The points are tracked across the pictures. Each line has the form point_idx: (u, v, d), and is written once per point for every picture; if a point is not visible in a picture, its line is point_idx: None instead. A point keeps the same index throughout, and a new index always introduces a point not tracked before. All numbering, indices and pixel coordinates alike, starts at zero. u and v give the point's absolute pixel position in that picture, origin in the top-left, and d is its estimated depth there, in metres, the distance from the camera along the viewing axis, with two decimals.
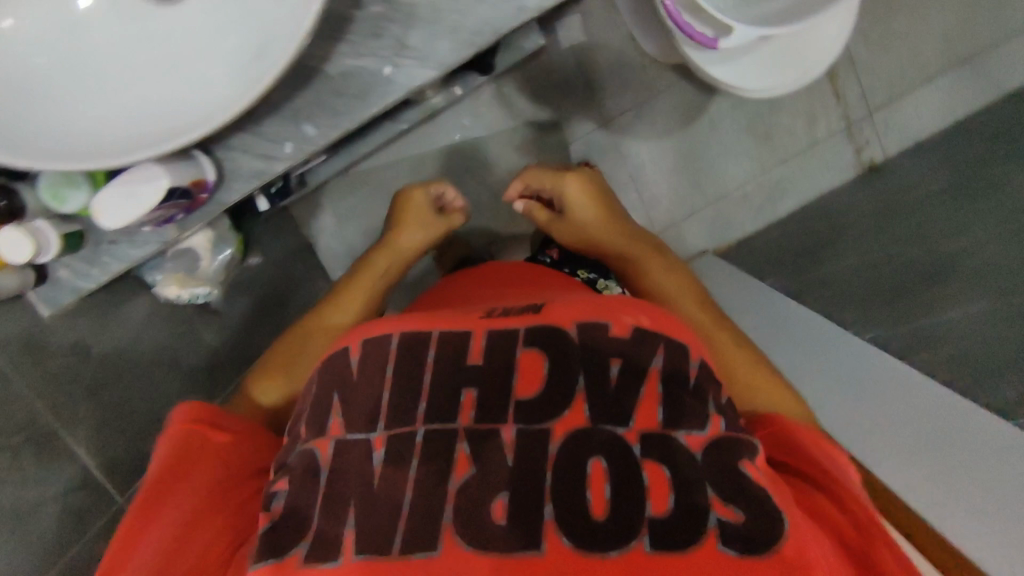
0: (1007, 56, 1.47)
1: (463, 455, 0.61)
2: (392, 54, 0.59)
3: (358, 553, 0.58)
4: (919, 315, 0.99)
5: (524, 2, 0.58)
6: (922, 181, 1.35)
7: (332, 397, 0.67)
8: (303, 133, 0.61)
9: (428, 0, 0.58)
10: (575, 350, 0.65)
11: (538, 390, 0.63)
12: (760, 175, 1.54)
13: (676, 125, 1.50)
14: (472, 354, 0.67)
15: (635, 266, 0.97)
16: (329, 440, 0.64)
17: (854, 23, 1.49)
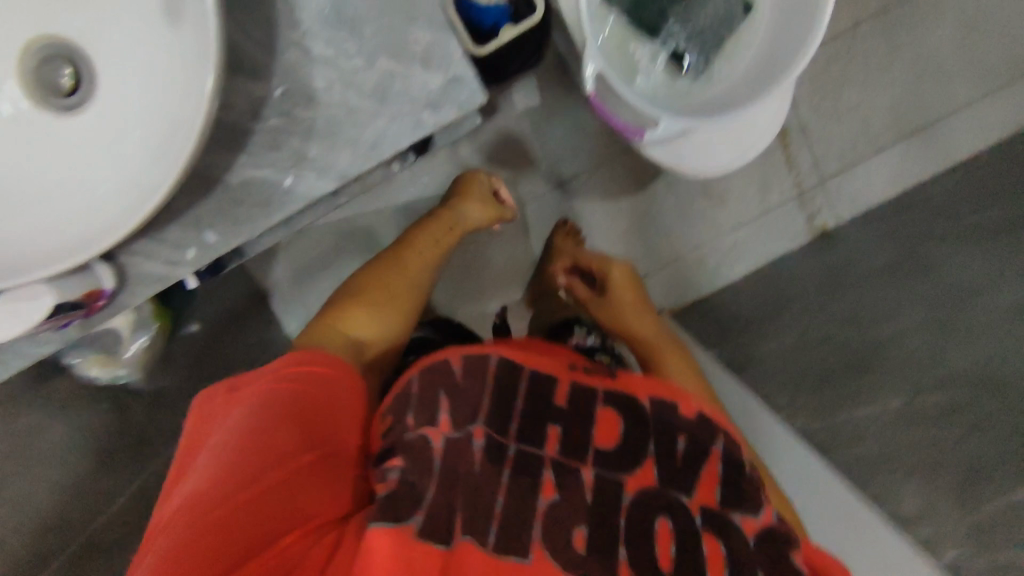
0: (956, 128, 1.49)
1: (510, 460, 0.79)
2: (291, 167, 0.60)
3: (463, 535, 0.69)
4: (846, 405, 1.04)
5: (421, 119, 0.59)
6: (868, 255, 1.36)
7: (440, 398, 0.82)
8: (204, 240, 0.62)
9: (325, 116, 0.59)
10: (648, 421, 0.85)
11: (613, 444, 0.83)
12: (714, 239, 1.56)
13: (631, 189, 1.53)
14: (561, 395, 0.87)
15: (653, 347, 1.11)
16: (438, 436, 0.78)
17: (807, 94, 1.51)
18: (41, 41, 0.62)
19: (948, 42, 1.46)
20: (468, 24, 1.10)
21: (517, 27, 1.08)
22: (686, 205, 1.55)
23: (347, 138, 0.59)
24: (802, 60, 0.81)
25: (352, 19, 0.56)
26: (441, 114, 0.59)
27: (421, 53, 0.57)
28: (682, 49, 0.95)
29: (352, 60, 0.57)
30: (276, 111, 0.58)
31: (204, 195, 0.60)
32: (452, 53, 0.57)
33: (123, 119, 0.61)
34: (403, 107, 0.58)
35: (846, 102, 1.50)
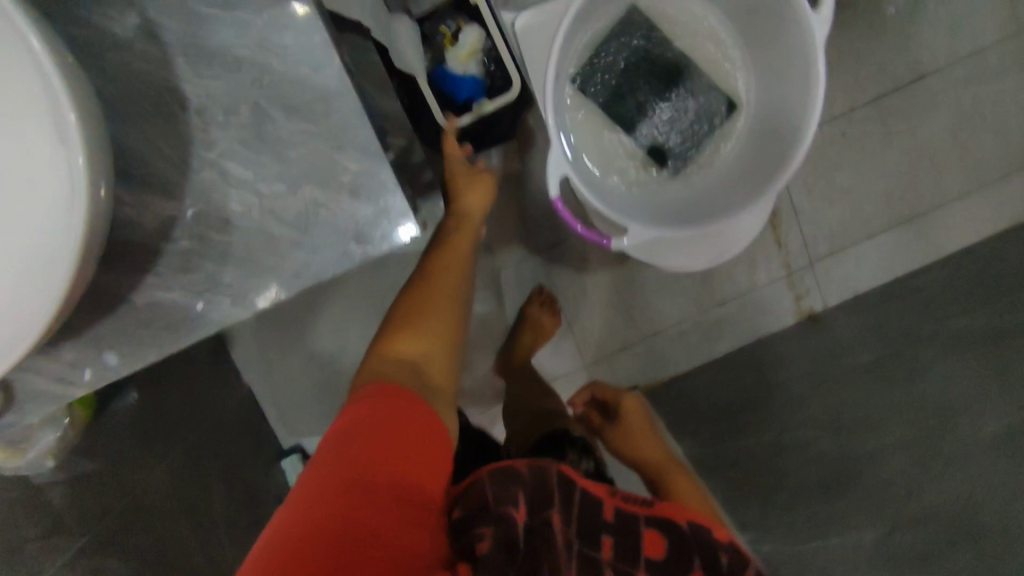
0: (948, 219, 1.45)
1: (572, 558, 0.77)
2: (204, 290, 0.55)
3: None
4: (828, 532, 1.00)
5: (347, 250, 0.54)
6: (849, 347, 1.28)
7: (511, 488, 0.75)
8: (105, 361, 0.56)
9: (242, 242, 0.54)
10: (694, 539, 0.82)
11: (662, 554, 0.80)
12: (696, 315, 1.50)
13: (612, 260, 1.46)
14: (608, 511, 0.83)
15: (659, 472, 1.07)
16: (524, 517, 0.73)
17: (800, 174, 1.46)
18: None
19: (944, 130, 1.42)
20: (442, 96, 1.06)
21: (494, 103, 1.04)
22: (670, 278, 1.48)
23: (264, 265, 0.55)
24: (783, 177, 0.77)
25: (275, 142, 0.52)
26: (369, 245, 0.54)
27: (349, 183, 0.53)
28: (661, 144, 0.89)
29: (273, 185, 0.53)
30: (189, 233, 0.54)
31: (104, 314, 0.55)
32: (384, 182, 0.53)
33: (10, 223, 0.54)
34: (328, 237, 0.54)
35: (840, 184, 1.45)
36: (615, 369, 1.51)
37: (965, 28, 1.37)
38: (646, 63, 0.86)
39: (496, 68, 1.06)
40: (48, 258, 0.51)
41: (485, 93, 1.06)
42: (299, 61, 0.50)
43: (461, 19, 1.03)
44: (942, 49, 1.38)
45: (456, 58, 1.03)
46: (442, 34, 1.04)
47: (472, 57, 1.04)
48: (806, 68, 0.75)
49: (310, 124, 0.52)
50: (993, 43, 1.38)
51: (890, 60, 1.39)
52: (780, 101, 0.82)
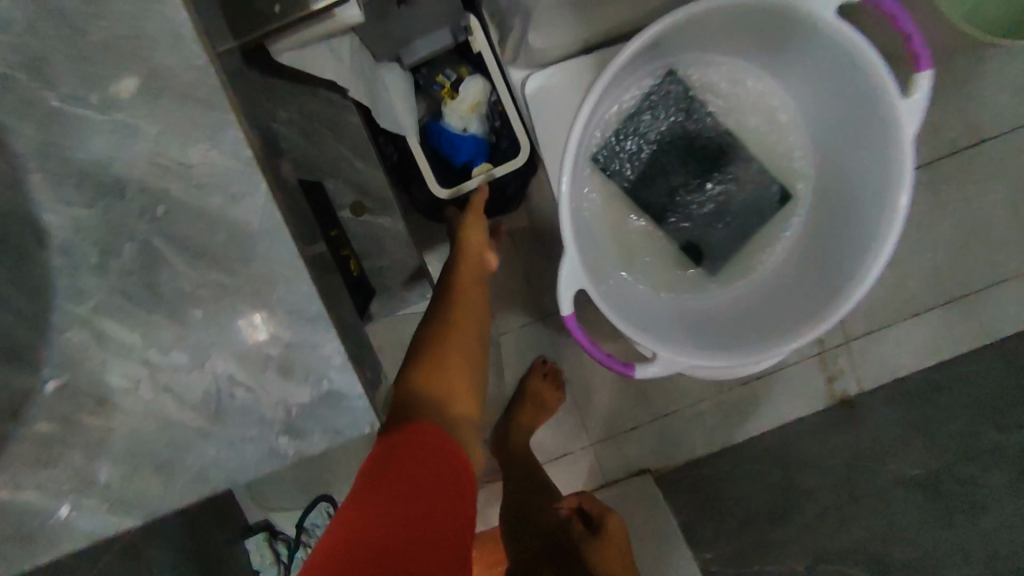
0: (1000, 301, 1.30)
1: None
2: (67, 492, 0.38)
3: None
4: None
5: (274, 444, 0.39)
6: (889, 447, 1.12)
7: None
8: None
9: (125, 427, 0.38)
10: None
11: None
12: (716, 394, 1.34)
13: None
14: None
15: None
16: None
17: None
18: None
19: (1003, 202, 1.26)
20: (437, 157, 0.90)
21: (497, 168, 0.88)
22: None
23: (158, 461, 0.38)
24: (853, 296, 0.61)
25: (175, 296, 0.36)
26: (305, 441, 0.39)
27: (279, 357, 0.37)
28: (695, 237, 0.74)
29: (170, 354, 0.37)
30: (43, 414, 0.37)
31: None
32: (328, 358, 0.38)
33: None
34: (248, 427, 0.38)
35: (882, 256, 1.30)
36: (623, 451, 1.35)
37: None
38: (683, 143, 0.72)
39: (501, 125, 0.90)
40: None
41: (488, 154, 0.91)
42: (208, 189, 0.35)
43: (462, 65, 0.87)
44: (1004, 112, 1.23)
45: (454, 114, 0.88)
46: (439, 83, 0.87)
47: (472, 113, 0.88)
48: (889, 165, 0.59)
49: (223, 276, 0.36)
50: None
51: (946, 121, 1.24)
52: (846, 196, 0.66)
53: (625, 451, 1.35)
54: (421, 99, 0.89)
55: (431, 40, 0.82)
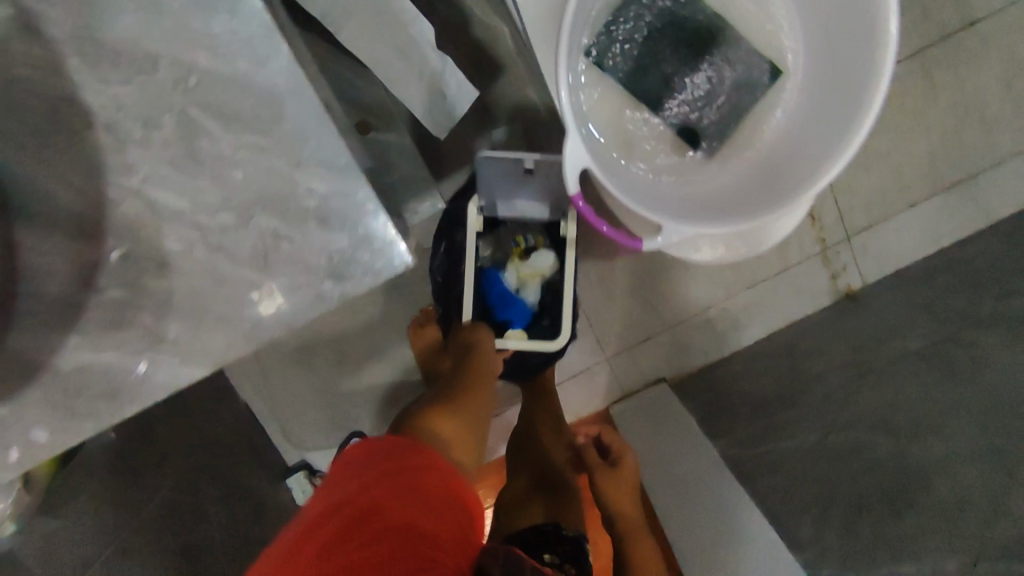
0: (997, 181, 1.32)
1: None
2: (146, 349, 0.44)
3: None
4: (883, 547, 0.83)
5: (323, 289, 0.43)
6: (896, 332, 1.17)
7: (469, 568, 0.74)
8: (31, 438, 0.46)
9: (185, 286, 0.43)
10: None
11: None
12: (724, 300, 1.38)
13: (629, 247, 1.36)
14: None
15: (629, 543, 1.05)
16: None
17: None
18: None
19: (991, 85, 1.30)
20: (491, 304, 1.18)
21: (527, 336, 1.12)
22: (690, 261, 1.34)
23: (217, 317, 0.43)
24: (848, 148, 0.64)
25: (214, 159, 0.41)
26: (350, 283, 0.43)
27: (316, 209, 0.42)
28: (693, 123, 0.78)
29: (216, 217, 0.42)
30: (114, 279, 0.42)
31: (24, 388, 0.44)
32: (359, 206, 0.42)
33: None
34: (298, 276, 0.43)
35: (876, 152, 1.34)
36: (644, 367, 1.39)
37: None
38: (673, 32, 0.76)
39: (550, 301, 1.18)
40: None
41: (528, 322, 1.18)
42: (235, 58, 0.39)
43: (541, 239, 1.18)
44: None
45: (518, 275, 1.17)
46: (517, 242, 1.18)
47: (531, 279, 1.17)
48: (868, 17, 0.62)
49: (257, 138, 0.41)
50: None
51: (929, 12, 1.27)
52: (833, 63, 0.69)
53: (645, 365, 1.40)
54: (501, 248, 1.21)
55: (530, 204, 1.13)
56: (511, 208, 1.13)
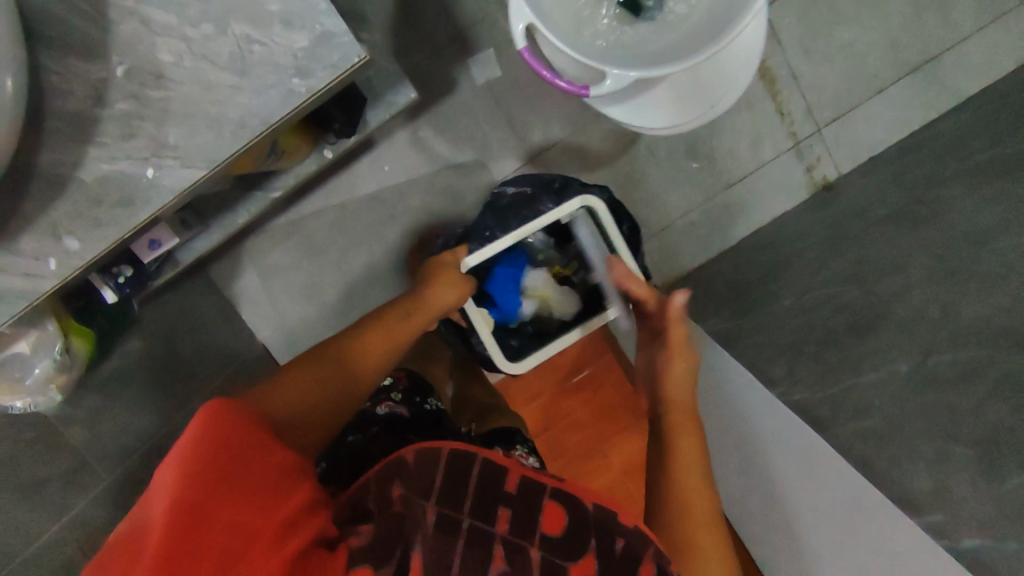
0: (960, 60, 1.37)
1: (501, 555, 0.61)
2: (151, 154, 0.53)
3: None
4: (843, 375, 0.91)
5: (291, 86, 0.54)
6: (868, 205, 1.22)
7: (393, 483, 0.64)
8: (65, 248, 0.54)
9: (179, 93, 0.53)
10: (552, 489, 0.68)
11: (561, 529, 0.65)
12: (705, 203, 1.44)
13: (607, 157, 1.40)
14: (512, 482, 0.67)
15: (671, 469, 0.75)
16: (396, 494, 0.63)
17: (792, 34, 1.37)
18: None
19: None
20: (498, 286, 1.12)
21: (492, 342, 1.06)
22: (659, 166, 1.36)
23: (207, 119, 0.53)
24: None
25: None
26: (312, 79, 0.54)
27: (280, 12, 0.52)
28: None
29: (205, 41, 0.52)
30: (122, 93, 0.52)
31: (55, 197, 0.53)
32: (315, 6, 0.52)
33: None
34: (268, 75, 0.53)
35: (838, 41, 1.37)
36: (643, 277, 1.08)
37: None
38: None
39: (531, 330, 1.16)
40: None
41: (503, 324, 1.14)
42: None
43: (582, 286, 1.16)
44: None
45: (535, 286, 1.13)
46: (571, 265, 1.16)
47: (539, 300, 1.13)
48: None
49: None
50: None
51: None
52: None
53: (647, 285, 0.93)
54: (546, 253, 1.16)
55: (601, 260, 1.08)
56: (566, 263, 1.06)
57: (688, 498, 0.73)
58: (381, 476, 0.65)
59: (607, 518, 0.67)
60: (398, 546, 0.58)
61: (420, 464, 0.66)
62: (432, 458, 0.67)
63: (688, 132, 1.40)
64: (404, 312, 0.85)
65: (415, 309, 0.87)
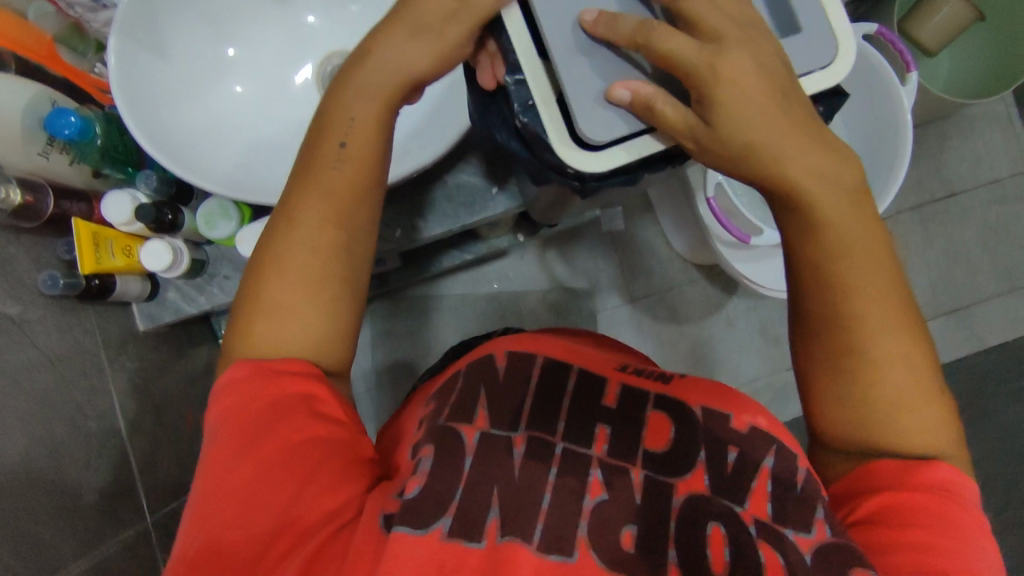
0: (1003, 310, 1.15)
1: (598, 480, 0.46)
2: (499, 179, 0.72)
3: (503, 535, 0.43)
4: None
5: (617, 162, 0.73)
6: None
7: (478, 390, 0.53)
8: (413, 225, 0.70)
9: None
10: (696, 419, 0.50)
11: (665, 445, 0.48)
12: (771, 374, 1.21)
13: (690, 317, 1.22)
14: (610, 396, 0.52)
15: (809, 332, 0.48)
16: (474, 431, 0.49)
17: (972, 195, 1.16)
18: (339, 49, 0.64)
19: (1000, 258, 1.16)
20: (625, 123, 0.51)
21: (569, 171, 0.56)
22: (777, 340, 1.22)
23: None
24: (896, 180, 0.84)
25: None
26: None
27: None
28: None
29: None
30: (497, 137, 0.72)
31: (421, 188, 0.71)
32: None
33: None
34: None
35: (911, 272, 1.15)
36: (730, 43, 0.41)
37: (987, 157, 1.17)
38: None
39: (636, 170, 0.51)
40: (422, 133, 0.62)
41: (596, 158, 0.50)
42: None
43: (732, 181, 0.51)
44: (967, 174, 1.17)
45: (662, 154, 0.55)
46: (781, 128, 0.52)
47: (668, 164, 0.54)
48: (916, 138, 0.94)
49: None
50: (1011, 174, 1.17)
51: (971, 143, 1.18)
52: None
53: (756, 41, 0.42)
54: None
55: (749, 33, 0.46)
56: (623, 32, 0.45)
57: (867, 358, 0.46)
58: (468, 375, 0.55)
59: (716, 424, 0.49)
60: (463, 485, 0.45)
61: (512, 376, 0.54)
62: (524, 372, 0.55)
63: (771, 306, 1.22)
64: (331, 152, 0.48)
65: (349, 135, 0.48)
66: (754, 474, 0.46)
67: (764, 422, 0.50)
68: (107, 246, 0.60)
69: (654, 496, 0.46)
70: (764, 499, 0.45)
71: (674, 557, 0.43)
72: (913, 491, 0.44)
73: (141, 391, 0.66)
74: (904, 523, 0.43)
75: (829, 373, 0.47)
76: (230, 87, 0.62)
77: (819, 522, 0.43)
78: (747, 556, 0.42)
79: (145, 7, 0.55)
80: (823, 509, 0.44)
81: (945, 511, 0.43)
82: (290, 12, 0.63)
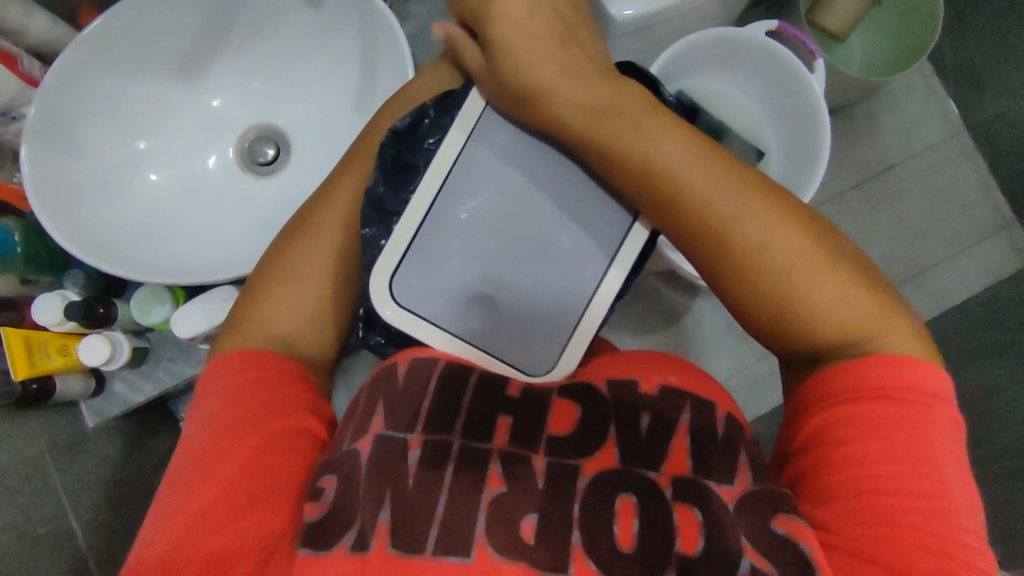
0: None
1: (497, 472, 0.43)
2: None
3: (394, 545, 0.40)
4: None
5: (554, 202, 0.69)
6: None
7: (374, 405, 0.47)
8: None
9: None
10: (612, 404, 0.46)
11: (572, 428, 0.45)
12: (745, 369, 1.20)
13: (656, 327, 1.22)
14: (515, 386, 0.48)
15: (757, 302, 0.48)
16: (369, 438, 0.45)
17: None
18: (252, 125, 0.67)
19: (966, 211, 0.99)
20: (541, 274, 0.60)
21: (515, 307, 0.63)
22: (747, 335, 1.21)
23: None
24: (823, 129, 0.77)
25: None
26: None
27: None
28: None
29: None
30: None
31: None
32: None
33: (309, 171, 0.67)
34: None
35: None
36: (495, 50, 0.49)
37: None
38: None
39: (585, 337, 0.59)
40: None
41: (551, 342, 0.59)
42: None
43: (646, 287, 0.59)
44: None
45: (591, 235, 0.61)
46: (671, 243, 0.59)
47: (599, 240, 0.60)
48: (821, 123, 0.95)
49: None
50: None
51: None
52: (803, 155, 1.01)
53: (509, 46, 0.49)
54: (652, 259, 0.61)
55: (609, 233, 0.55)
56: (496, 270, 0.55)
57: (794, 296, 0.46)
58: (371, 390, 0.48)
59: (626, 392, 0.47)
60: (360, 495, 0.42)
61: (411, 378, 0.48)
62: (425, 374, 0.48)
63: None
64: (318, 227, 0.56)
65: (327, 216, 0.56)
66: (672, 432, 0.45)
67: (674, 378, 0.49)
68: (40, 347, 0.61)
69: (561, 481, 0.42)
70: (684, 455, 0.44)
71: (578, 537, 0.40)
72: (846, 410, 0.44)
73: (95, 485, 0.66)
74: (842, 439, 0.43)
75: (775, 319, 0.47)
76: (148, 177, 0.63)
77: (740, 473, 0.44)
78: (662, 518, 0.41)
79: (52, 113, 0.58)
80: (745, 455, 0.45)
81: (894, 421, 0.42)
82: (197, 98, 0.65)
